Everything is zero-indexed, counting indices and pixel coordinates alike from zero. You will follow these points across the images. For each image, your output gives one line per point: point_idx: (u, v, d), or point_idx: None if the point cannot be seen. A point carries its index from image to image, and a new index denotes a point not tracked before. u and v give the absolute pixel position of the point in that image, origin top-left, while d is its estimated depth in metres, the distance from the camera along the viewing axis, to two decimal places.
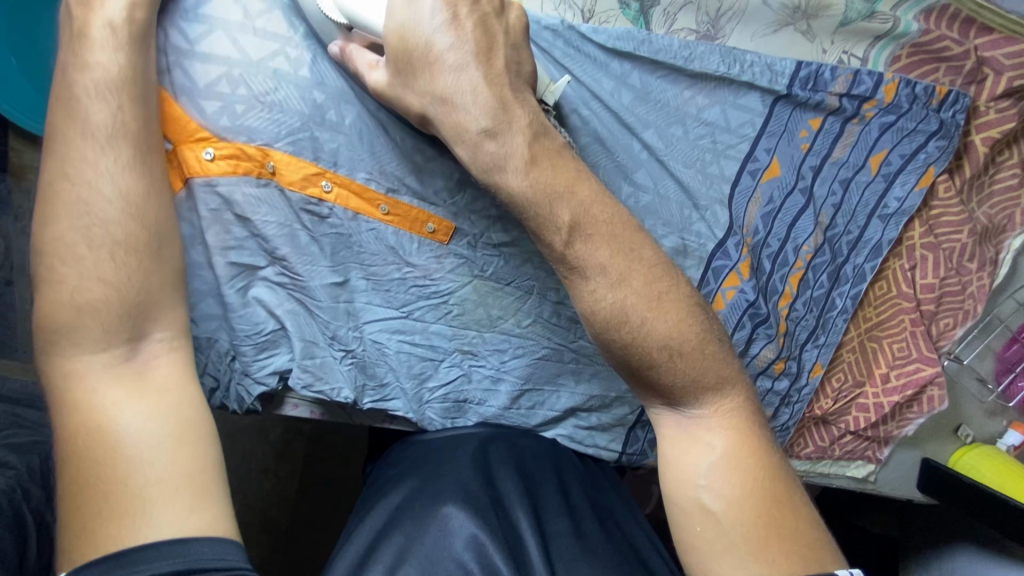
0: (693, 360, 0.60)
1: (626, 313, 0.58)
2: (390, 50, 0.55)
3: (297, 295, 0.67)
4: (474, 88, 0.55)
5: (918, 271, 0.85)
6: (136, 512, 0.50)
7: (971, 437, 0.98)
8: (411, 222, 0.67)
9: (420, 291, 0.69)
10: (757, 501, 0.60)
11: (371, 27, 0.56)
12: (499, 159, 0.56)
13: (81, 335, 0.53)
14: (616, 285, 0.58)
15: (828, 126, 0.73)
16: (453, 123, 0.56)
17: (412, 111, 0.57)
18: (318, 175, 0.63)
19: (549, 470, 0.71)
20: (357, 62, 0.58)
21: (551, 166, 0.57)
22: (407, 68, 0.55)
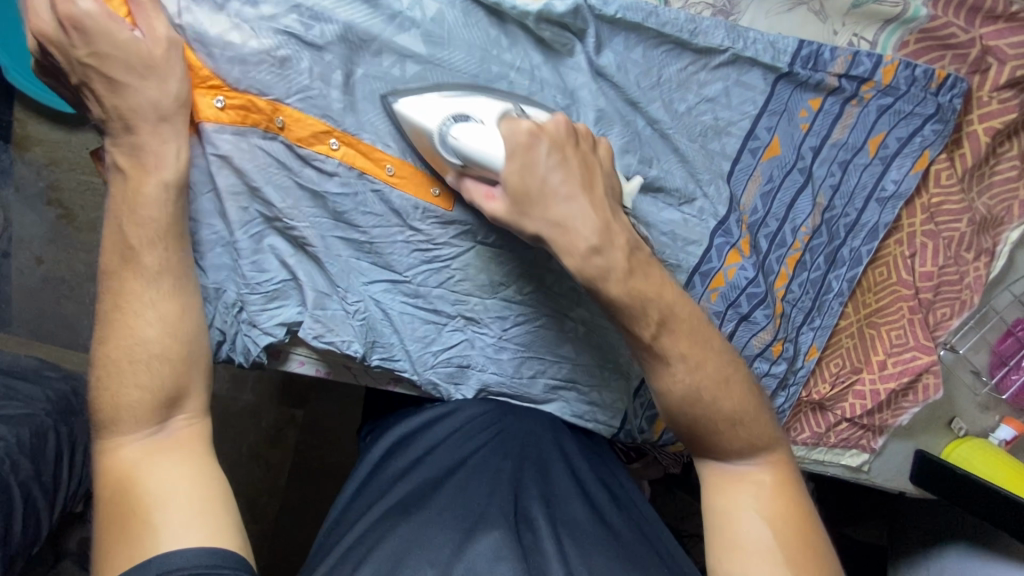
0: (752, 428, 0.64)
1: (698, 392, 0.62)
2: (506, 180, 0.58)
3: (308, 248, 0.66)
4: (584, 213, 0.58)
5: (917, 259, 0.86)
6: (145, 532, 0.53)
7: (963, 431, 1.00)
8: (417, 186, 0.67)
9: (423, 255, 0.69)
10: (799, 553, 0.61)
11: (490, 167, 0.59)
12: (604, 273, 0.58)
13: (109, 385, 0.57)
14: (689, 368, 0.62)
15: (828, 106, 0.74)
16: (564, 242, 0.58)
17: (528, 234, 0.59)
18: (327, 133, 0.64)
19: (552, 447, 0.73)
20: (472, 194, 0.62)
21: (643, 277, 0.60)
22: (523, 199, 0.58)
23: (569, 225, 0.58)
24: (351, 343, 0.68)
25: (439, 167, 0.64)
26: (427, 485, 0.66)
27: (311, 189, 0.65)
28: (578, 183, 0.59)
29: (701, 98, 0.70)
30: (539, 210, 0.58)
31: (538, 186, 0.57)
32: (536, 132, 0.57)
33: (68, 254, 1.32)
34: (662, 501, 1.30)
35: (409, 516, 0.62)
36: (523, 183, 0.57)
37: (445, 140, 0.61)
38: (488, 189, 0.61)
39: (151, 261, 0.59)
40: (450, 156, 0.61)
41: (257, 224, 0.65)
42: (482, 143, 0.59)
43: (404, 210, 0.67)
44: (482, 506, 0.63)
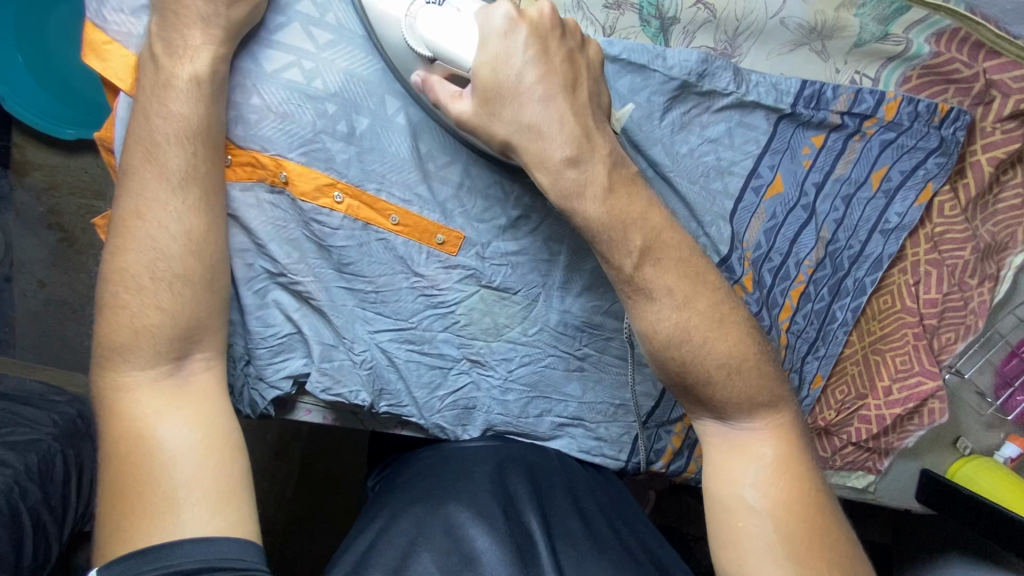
0: (750, 379, 0.63)
1: (689, 333, 0.60)
2: (478, 81, 0.56)
3: (312, 301, 0.66)
4: (563, 119, 0.56)
5: (921, 287, 0.86)
6: (166, 513, 0.54)
7: (969, 450, 0.99)
8: (421, 234, 0.67)
9: (428, 301, 0.69)
10: (803, 507, 0.62)
11: (460, 63, 0.57)
12: (580, 187, 0.57)
13: (133, 352, 0.58)
14: (682, 304, 0.60)
15: (831, 143, 0.73)
16: (537, 150, 0.56)
17: (496, 139, 0.57)
18: (330, 186, 0.63)
19: (560, 484, 0.72)
20: (437, 92, 0.58)
21: (627, 194, 0.59)
22: (497, 100, 0.56)
23: (542, 130, 0.56)
24: (359, 394, 0.68)
25: (409, 70, 0.61)
26: (432, 479, 0.68)
27: (314, 240, 0.65)
28: (560, 84, 0.56)
29: (703, 140, 0.70)
30: (512, 109, 0.56)
31: (512, 83, 0.55)
32: (517, 21, 0.56)
33: (71, 278, 1.32)
34: (667, 508, 1.31)
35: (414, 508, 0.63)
36: (495, 81, 0.56)
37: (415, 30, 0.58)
38: (456, 91, 0.59)
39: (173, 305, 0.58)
40: (421, 48, 0.59)
41: (260, 279, 0.65)
42: (450, 36, 0.57)
43: (406, 258, 0.67)
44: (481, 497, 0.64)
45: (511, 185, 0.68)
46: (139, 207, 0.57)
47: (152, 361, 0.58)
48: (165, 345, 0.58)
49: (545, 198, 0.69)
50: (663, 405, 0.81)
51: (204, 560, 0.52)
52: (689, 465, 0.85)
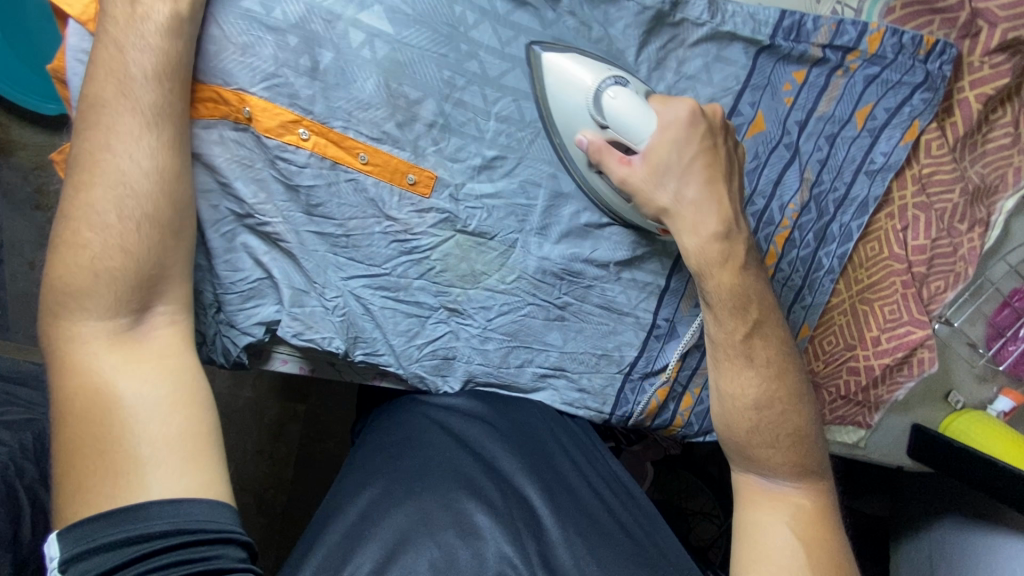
0: (801, 444, 0.70)
1: (772, 397, 0.69)
2: (650, 150, 0.64)
3: (284, 245, 0.65)
4: (695, 188, 0.66)
5: (910, 233, 0.84)
6: (131, 473, 0.54)
7: (961, 404, 0.99)
8: (391, 174, 0.65)
9: (401, 246, 0.68)
10: (826, 556, 0.66)
11: (635, 139, 0.64)
12: (723, 256, 0.67)
13: (89, 299, 0.56)
14: (767, 372, 0.69)
15: (813, 79, 0.71)
16: (692, 222, 0.66)
17: (656, 206, 0.66)
18: (295, 123, 0.62)
19: (552, 441, 0.74)
20: (606, 158, 0.65)
21: (750, 275, 0.68)
22: (665, 170, 0.65)
23: (699, 205, 0.66)
24: (333, 340, 0.67)
25: (573, 131, 0.66)
26: (424, 452, 0.68)
27: (282, 181, 0.64)
28: (720, 171, 0.66)
29: (680, 75, 0.68)
30: (674, 184, 0.65)
31: (669, 157, 0.64)
32: (696, 112, 0.64)
33: None
34: (663, 482, 1.30)
35: (412, 486, 0.63)
36: (666, 156, 0.64)
37: (598, 100, 0.64)
38: (620, 158, 0.66)
39: (126, 245, 0.56)
40: (597, 117, 0.64)
41: (228, 222, 0.64)
42: (643, 113, 0.63)
43: (377, 199, 0.66)
44: (481, 480, 0.65)
45: (485, 124, 0.67)
46: (99, 147, 0.56)
47: (116, 313, 0.57)
48: (132, 294, 0.57)
49: (519, 139, 0.68)
50: (646, 353, 0.80)
51: (174, 523, 0.53)
52: (674, 419, 0.84)
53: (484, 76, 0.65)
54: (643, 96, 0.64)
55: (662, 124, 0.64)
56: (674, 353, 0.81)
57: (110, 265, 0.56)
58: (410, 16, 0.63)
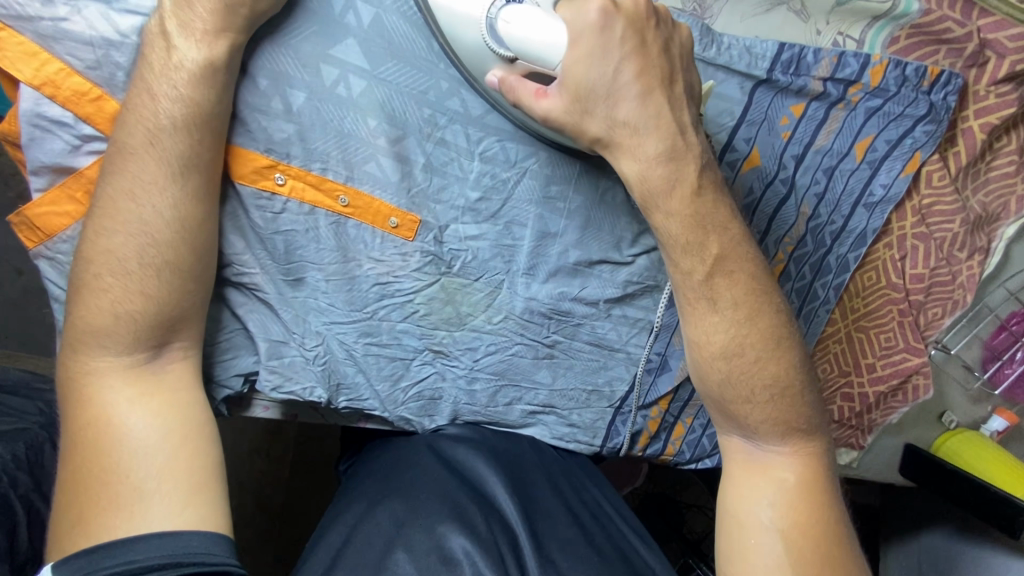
0: (788, 406, 0.66)
1: (743, 346, 0.64)
2: (567, 77, 0.57)
3: (262, 294, 0.63)
4: (652, 131, 0.59)
5: (908, 261, 0.82)
6: (132, 504, 0.52)
7: (955, 424, 0.98)
8: (373, 216, 0.63)
9: (383, 290, 0.66)
10: (812, 531, 0.63)
11: (549, 63, 0.58)
12: (669, 185, 0.60)
13: (95, 323, 0.55)
14: (737, 320, 0.64)
15: (811, 112, 0.68)
16: (630, 146, 0.59)
17: (589, 137, 0.59)
18: (271, 167, 0.59)
19: (540, 473, 0.71)
20: (520, 92, 0.58)
21: (707, 202, 0.62)
22: (588, 96, 0.57)
23: (636, 127, 0.58)
24: (319, 388, 0.66)
25: (483, 72, 0.60)
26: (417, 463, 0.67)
27: (257, 229, 0.61)
28: (654, 80, 0.58)
29: None
30: (604, 107, 0.58)
31: (605, 84, 0.57)
32: (609, 16, 0.56)
33: None
34: (660, 476, 1.32)
35: (404, 495, 0.62)
36: (587, 77, 0.57)
37: (498, 34, 0.58)
38: (538, 89, 0.58)
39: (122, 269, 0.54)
40: (503, 50, 0.58)
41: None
42: (547, 30, 0.57)
43: (357, 244, 0.64)
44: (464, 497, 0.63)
45: (469, 164, 0.64)
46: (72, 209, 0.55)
47: (122, 350, 0.55)
48: (145, 333, 0.55)
49: (505, 179, 0.65)
50: (637, 387, 0.79)
51: (171, 555, 0.51)
52: (666, 449, 0.84)
53: (467, 114, 0.62)
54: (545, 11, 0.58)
55: (573, 39, 0.57)
56: (666, 386, 0.80)
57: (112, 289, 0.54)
58: (386, 57, 0.60)
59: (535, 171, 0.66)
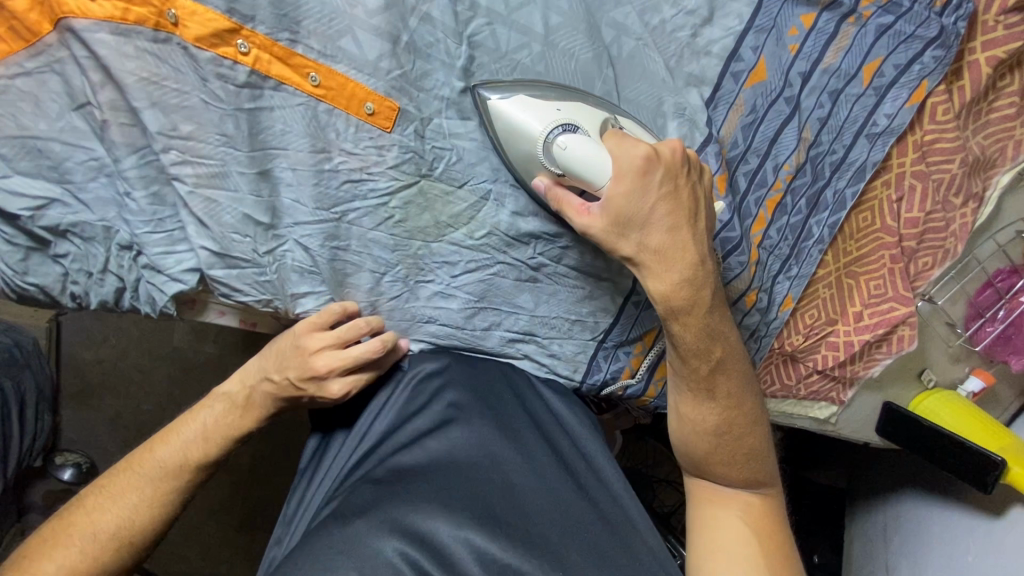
0: (753, 466, 0.66)
1: (733, 427, 0.64)
2: (610, 202, 0.56)
3: (211, 183, 0.53)
4: (686, 243, 0.57)
5: (904, 204, 0.79)
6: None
7: (933, 382, 0.97)
8: (346, 100, 0.55)
9: (354, 189, 0.58)
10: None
11: (595, 183, 0.56)
12: (690, 304, 0.59)
13: (101, 522, 0.63)
14: (730, 404, 0.63)
15: (822, 24, 0.65)
16: (661, 271, 0.58)
17: (619, 255, 0.58)
18: (231, 32, 0.49)
19: (519, 412, 0.67)
20: (565, 204, 0.58)
21: (718, 317, 0.61)
22: (627, 222, 0.56)
23: (666, 256, 0.57)
24: (276, 290, 0.60)
25: (531, 173, 0.60)
26: (413, 467, 0.61)
27: (213, 106, 0.51)
28: (684, 214, 0.57)
29: (679, 11, 0.61)
30: (638, 234, 0.57)
31: (644, 213, 0.56)
32: (651, 160, 0.54)
33: None
34: (634, 449, 1.29)
35: (406, 501, 0.58)
36: (628, 208, 0.56)
37: (549, 151, 0.57)
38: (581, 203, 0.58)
39: (137, 509, 0.63)
40: (552, 166, 0.58)
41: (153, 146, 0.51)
42: (597, 155, 0.55)
43: (329, 132, 0.56)
44: (444, 503, 0.58)
45: (456, 49, 0.57)
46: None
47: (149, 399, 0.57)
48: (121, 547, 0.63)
49: (494, 72, 0.59)
50: (623, 319, 0.73)
51: None
52: (647, 390, 0.77)
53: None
54: (594, 139, 0.56)
55: (619, 172, 0.55)
56: (652, 319, 0.74)
57: (119, 505, 0.63)
58: None
59: (528, 66, 0.59)
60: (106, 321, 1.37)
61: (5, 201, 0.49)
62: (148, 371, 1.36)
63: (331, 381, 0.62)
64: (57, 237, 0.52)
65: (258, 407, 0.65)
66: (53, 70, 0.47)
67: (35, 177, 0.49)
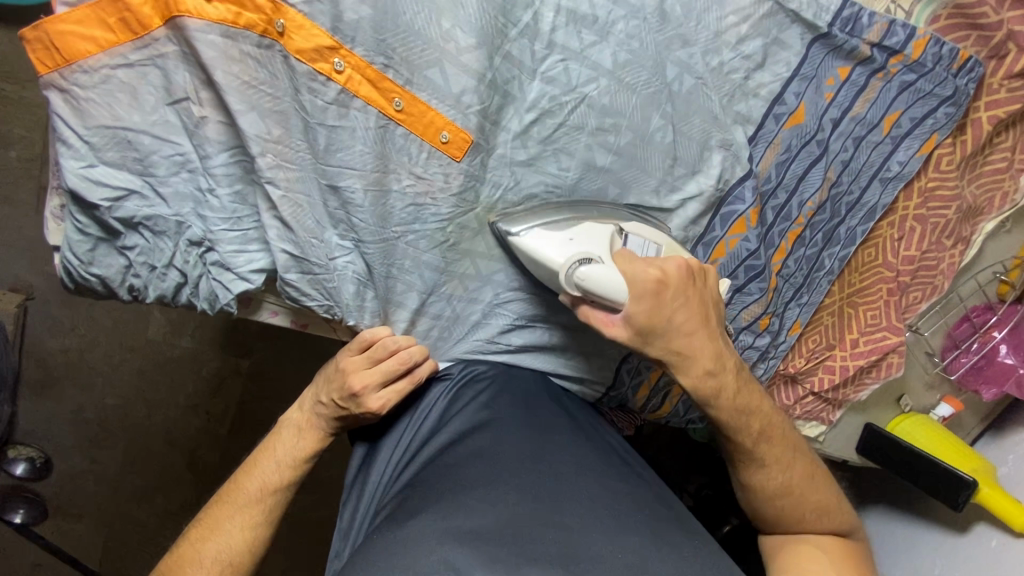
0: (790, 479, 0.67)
1: (789, 485, 0.67)
2: (635, 316, 0.56)
3: (293, 191, 0.54)
4: (702, 343, 0.59)
5: (904, 242, 0.86)
6: None
7: (909, 408, 1.05)
8: (423, 127, 0.55)
9: (417, 212, 0.58)
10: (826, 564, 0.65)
11: (617, 302, 0.56)
12: (716, 391, 0.61)
13: (199, 554, 0.62)
14: (779, 467, 0.67)
15: (854, 77, 0.71)
16: (684, 367, 0.59)
17: (649, 357, 0.58)
18: (332, 49, 0.50)
19: (557, 416, 0.65)
20: (591, 317, 0.58)
21: (748, 389, 0.64)
22: (651, 335, 0.57)
23: (688, 351, 0.58)
24: (336, 297, 0.60)
25: (556, 291, 0.60)
26: (460, 462, 0.58)
27: (300, 114, 0.52)
28: (701, 317, 0.58)
29: (737, 55, 0.65)
30: (661, 338, 0.57)
31: (665, 322, 0.56)
32: (662, 282, 0.55)
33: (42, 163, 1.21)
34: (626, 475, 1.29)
35: (455, 495, 0.53)
36: (653, 322, 0.56)
37: (570, 279, 0.57)
38: (606, 316, 0.58)
39: (230, 540, 0.63)
40: (572, 290, 0.58)
41: (250, 148, 0.51)
42: (614, 277, 0.55)
43: (400, 156, 0.56)
44: (484, 490, 0.54)
45: (529, 84, 0.59)
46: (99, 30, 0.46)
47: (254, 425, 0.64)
48: None
49: (561, 104, 0.60)
50: None
51: None
52: (662, 405, 0.80)
53: (535, 28, 0.57)
54: (608, 263, 0.57)
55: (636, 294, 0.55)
56: None
57: (211, 536, 0.63)
58: None
59: (595, 98, 0.61)
60: (76, 308, 1.28)
61: (86, 189, 0.49)
62: (119, 362, 1.29)
63: (369, 397, 0.61)
64: (128, 228, 0.52)
65: (317, 428, 0.65)
66: (156, 64, 0.48)
67: (117, 167, 0.50)
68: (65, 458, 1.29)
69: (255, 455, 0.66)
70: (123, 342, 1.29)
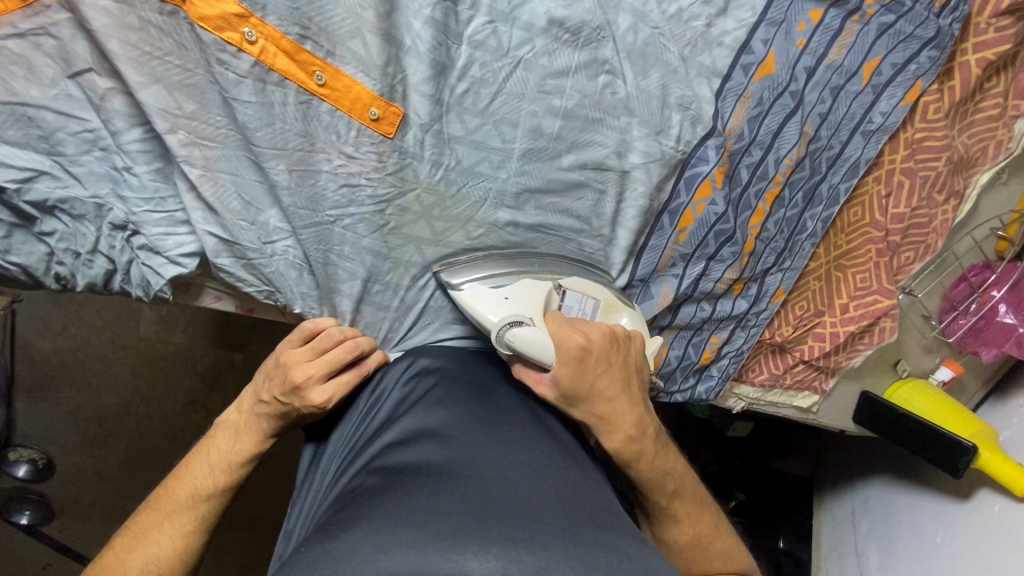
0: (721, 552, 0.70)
1: (698, 538, 0.69)
2: (562, 379, 0.58)
3: (210, 169, 0.51)
4: (626, 412, 0.61)
5: (893, 199, 0.80)
6: None
7: (907, 372, 0.99)
8: (350, 103, 0.52)
9: (352, 194, 0.56)
10: None
11: (543, 361, 0.59)
12: (636, 457, 0.62)
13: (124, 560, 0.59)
14: (690, 518, 0.69)
15: (828, 20, 0.67)
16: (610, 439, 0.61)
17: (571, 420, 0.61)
18: (241, 18, 0.46)
19: (509, 408, 0.61)
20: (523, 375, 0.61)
21: (664, 453, 0.65)
22: (575, 398, 0.59)
23: (614, 411, 0.60)
24: (276, 283, 0.58)
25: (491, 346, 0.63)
26: (403, 469, 0.52)
27: (218, 87, 0.49)
28: (620, 386, 0.61)
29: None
30: (586, 405, 0.60)
31: (589, 385, 0.59)
32: (586, 348, 0.58)
33: None
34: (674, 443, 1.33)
35: (393, 501, 0.48)
36: (575, 387, 0.59)
37: (502, 339, 0.59)
38: (537, 375, 0.61)
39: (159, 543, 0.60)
40: (505, 349, 0.60)
41: (157, 124, 0.48)
42: (540, 337, 0.58)
43: (328, 133, 0.53)
44: (427, 496, 0.48)
45: (461, 46, 0.55)
46: None
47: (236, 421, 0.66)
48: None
49: (495, 70, 0.56)
50: None
51: None
52: None
53: None
54: (539, 326, 0.60)
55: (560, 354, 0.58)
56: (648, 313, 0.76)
57: (141, 539, 0.60)
58: None
59: (532, 61, 0.57)
60: (63, 307, 1.26)
61: None
62: (113, 360, 1.28)
63: (312, 390, 0.58)
64: (44, 213, 0.50)
65: (256, 430, 0.62)
66: (53, 37, 0.45)
67: (22, 148, 0.47)
68: (65, 458, 1.27)
69: (192, 454, 0.63)
70: (110, 338, 1.28)
